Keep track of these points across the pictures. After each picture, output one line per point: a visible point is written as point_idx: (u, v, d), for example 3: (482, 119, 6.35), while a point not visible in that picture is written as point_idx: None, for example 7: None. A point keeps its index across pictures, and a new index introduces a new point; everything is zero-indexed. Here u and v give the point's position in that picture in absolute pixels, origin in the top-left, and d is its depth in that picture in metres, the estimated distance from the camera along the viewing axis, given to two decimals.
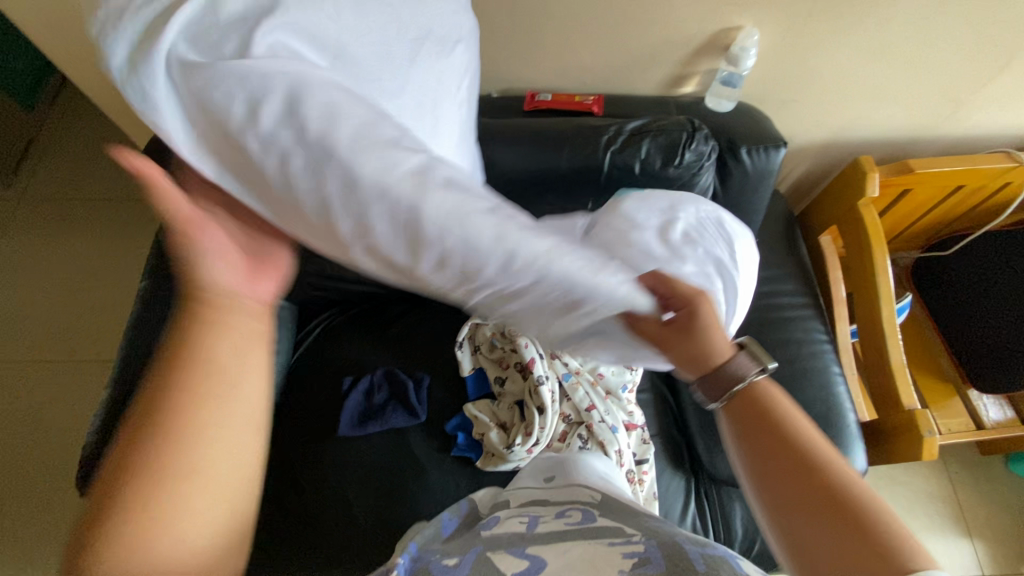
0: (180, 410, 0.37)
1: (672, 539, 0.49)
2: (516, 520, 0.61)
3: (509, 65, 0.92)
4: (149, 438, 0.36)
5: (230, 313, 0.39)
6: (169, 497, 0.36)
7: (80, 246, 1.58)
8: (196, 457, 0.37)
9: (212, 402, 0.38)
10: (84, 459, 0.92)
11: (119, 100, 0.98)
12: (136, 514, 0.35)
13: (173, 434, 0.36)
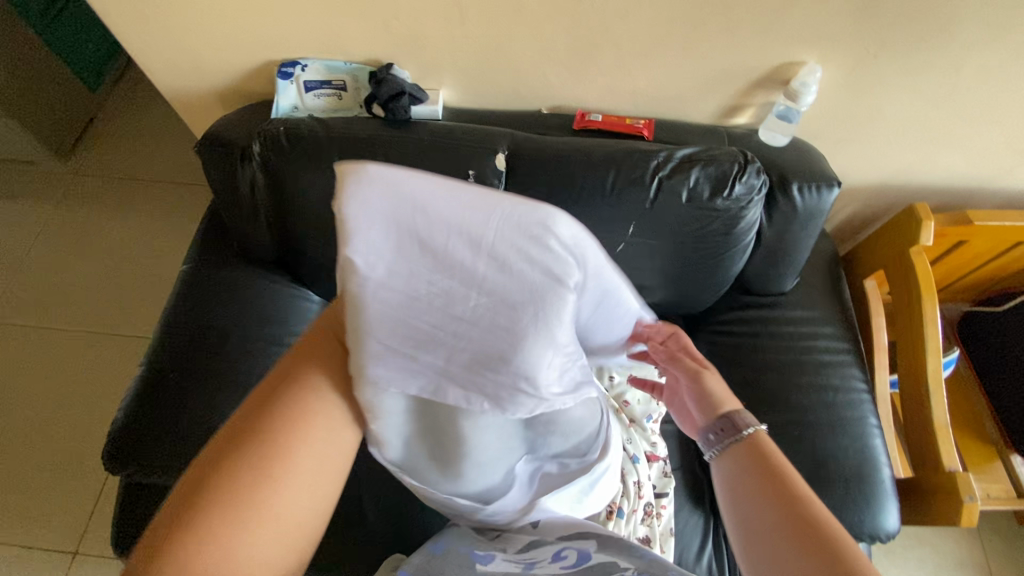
0: (268, 446, 0.54)
1: (657, 571, 0.55)
2: (509, 561, 0.63)
3: (562, 83, 0.92)
4: (240, 471, 0.52)
5: (312, 396, 0.58)
6: (246, 518, 0.50)
7: (126, 225, 1.64)
8: (293, 457, 0.54)
9: (287, 453, 0.54)
10: (114, 435, 0.94)
11: (180, 89, 1.01)
12: (219, 527, 0.49)
13: (255, 471, 0.52)
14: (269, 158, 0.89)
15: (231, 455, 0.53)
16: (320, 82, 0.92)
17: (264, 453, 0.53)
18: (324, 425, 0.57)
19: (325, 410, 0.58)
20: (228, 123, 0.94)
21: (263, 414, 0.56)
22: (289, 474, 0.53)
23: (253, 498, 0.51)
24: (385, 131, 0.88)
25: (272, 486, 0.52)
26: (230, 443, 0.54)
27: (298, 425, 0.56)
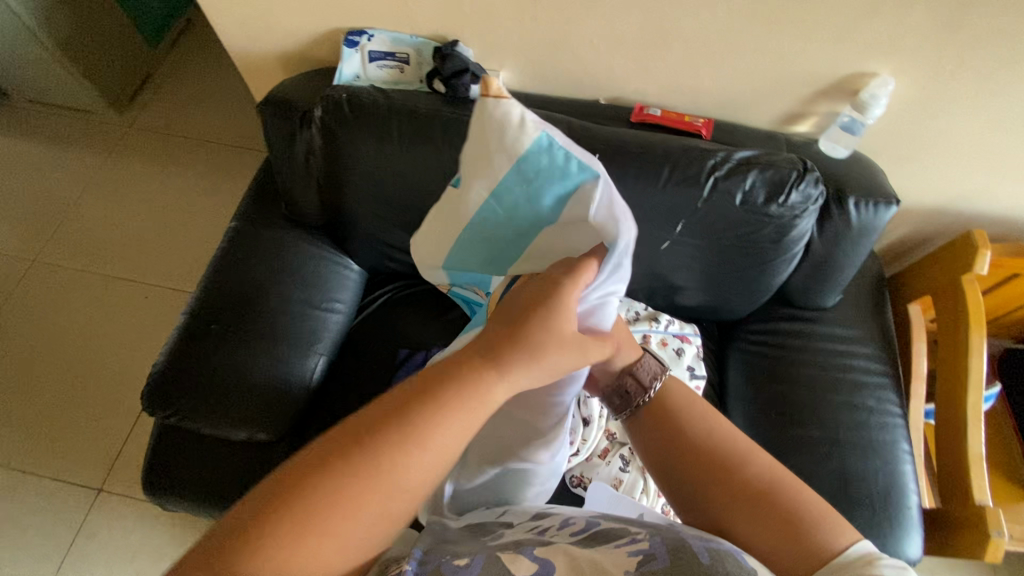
0: (384, 452, 0.43)
1: (675, 533, 0.53)
2: (522, 528, 0.59)
3: (624, 75, 0.92)
4: (361, 458, 0.42)
5: (455, 396, 0.46)
6: (329, 519, 0.41)
7: (173, 180, 1.68)
8: (401, 471, 0.43)
9: (416, 451, 0.44)
10: (154, 379, 0.97)
11: (247, 50, 1.03)
12: (312, 523, 0.40)
13: (376, 474, 0.42)
14: (328, 123, 0.91)
15: (359, 437, 0.43)
16: (384, 53, 0.93)
17: (392, 452, 0.43)
18: (452, 434, 0.45)
19: (463, 420, 0.46)
20: (291, 87, 0.96)
21: (407, 403, 0.45)
22: (404, 485, 0.43)
23: (347, 504, 0.41)
24: (445, 107, 0.89)
25: (385, 492, 0.43)
26: (364, 422, 0.44)
27: (430, 431, 0.44)
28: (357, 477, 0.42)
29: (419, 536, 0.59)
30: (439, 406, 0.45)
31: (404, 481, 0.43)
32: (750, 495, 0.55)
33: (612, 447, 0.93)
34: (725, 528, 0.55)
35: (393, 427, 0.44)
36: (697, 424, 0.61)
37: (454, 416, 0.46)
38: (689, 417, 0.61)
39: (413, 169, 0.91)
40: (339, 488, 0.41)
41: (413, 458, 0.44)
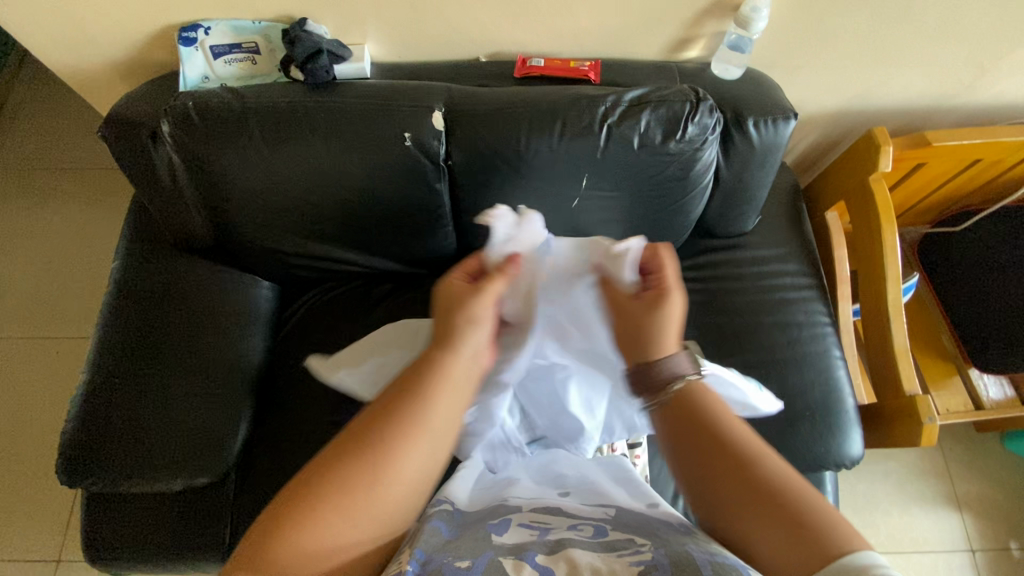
0: (390, 439, 0.51)
1: (681, 547, 0.51)
2: (523, 527, 0.58)
3: (499, 27, 0.84)
4: (344, 461, 0.49)
5: (453, 369, 0.57)
6: (348, 512, 0.48)
7: (55, 220, 1.52)
8: (396, 466, 0.51)
9: (411, 445, 0.51)
10: (65, 447, 0.89)
11: (77, 68, 0.90)
12: (324, 516, 0.48)
13: (374, 473, 0.50)
14: (180, 137, 0.81)
15: (364, 440, 0.51)
16: (228, 47, 0.82)
17: (397, 443, 0.51)
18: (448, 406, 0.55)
19: (451, 399, 0.55)
20: (132, 100, 0.85)
21: (399, 397, 0.54)
22: (401, 478, 0.51)
23: (367, 494, 0.49)
24: (310, 97, 0.80)
25: (391, 472, 0.50)
26: (355, 437, 0.51)
27: (406, 440, 0.51)
28: (353, 465, 0.49)
29: (416, 532, 0.55)
30: (419, 398, 0.53)
31: (399, 482, 0.51)
32: (741, 491, 0.51)
33: None
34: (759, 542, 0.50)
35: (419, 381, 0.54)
36: (722, 414, 0.56)
37: (445, 392, 0.55)
38: (714, 407, 0.57)
39: (291, 172, 0.83)
40: (337, 481, 0.49)
41: (405, 465, 0.51)
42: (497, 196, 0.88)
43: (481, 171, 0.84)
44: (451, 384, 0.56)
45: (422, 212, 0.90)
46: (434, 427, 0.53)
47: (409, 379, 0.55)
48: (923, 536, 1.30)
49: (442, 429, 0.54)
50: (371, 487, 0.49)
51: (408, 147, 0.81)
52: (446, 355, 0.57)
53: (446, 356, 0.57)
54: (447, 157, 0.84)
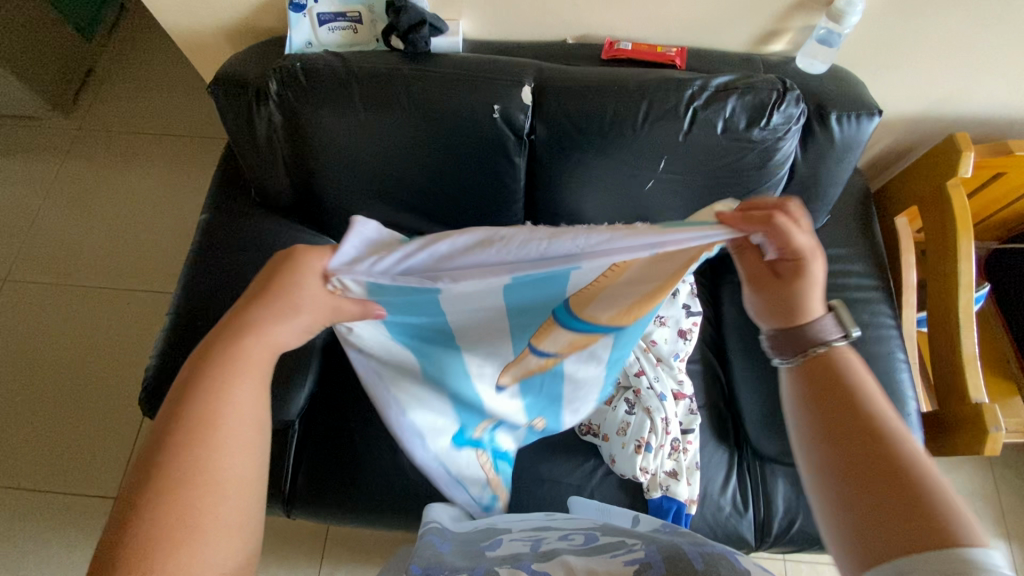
0: (182, 458, 0.46)
1: (674, 544, 0.57)
2: (517, 542, 0.65)
3: (591, 10, 0.87)
4: (159, 475, 0.45)
5: (248, 352, 0.50)
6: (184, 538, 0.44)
7: (136, 179, 1.61)
8: (211, 471, 0.46)
9: (213, 446, 0.47)
10: (148, 383, 0.95)
11: (190, 28, 0.97)
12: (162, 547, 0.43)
13: (183, 487, 0.45)
14: (285, 96, 0.86)
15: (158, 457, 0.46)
16: (334, 15, 0.87)
17: (191, 451, 0.46)
18: (248, 388, 0.50)
19: (257, 366, 0.51)
20: (240, 61, 0.90)
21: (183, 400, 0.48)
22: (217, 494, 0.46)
23: (186, 514, 0.44)
24: (407, 65, 0.84)
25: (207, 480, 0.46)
26: (150, 453, 0.46)
27: (208, 431, 0.47)
28: (164, 504, 0.44)
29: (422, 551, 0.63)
30: (222, 378, 0.49)
31: (217, 491, 0.46)
32: (876, 470, 0.48)
33: (617, 393, 0.94)
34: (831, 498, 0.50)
35: (196, 395, 0.48)
36: (856, 387, 0.53)
37: (242, 390, 0.49)
38: (853, 381, 0.54)
39: (381, 136, 0.87)
40: (151, 529, 0.43)
41: (223, 464, 0.47)
42: (574, 174, 0.91)
43: (563, 147, 0.87)
44: (248, 380, 0.50)
45: (500, 183, 0.93)
46: (251, 414, 0.50)
47: (192, 381, 0.49)
48: None
49: (259, 418, 0.51)
50: (181, 495, 0.45)
51: (496, 119, 0.84)
52: (252, 336, 0.50)
53: (238, 339, 0.50)
54: (530, 132, 0.87)
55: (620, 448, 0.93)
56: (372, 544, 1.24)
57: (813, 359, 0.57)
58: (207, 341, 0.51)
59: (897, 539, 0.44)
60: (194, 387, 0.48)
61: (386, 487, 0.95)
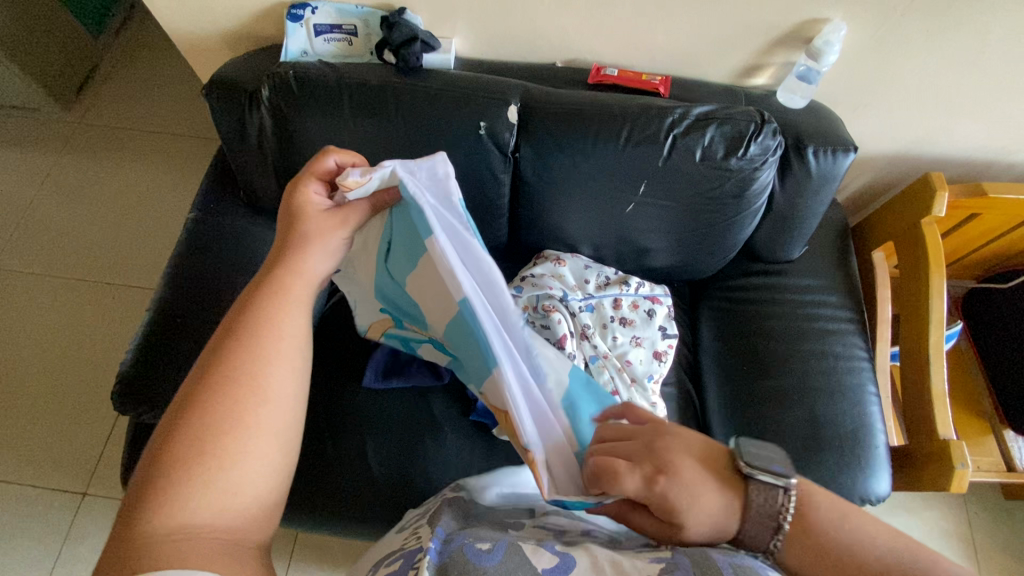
0: (238, 370, 0.53)
1: None
2: (540, 526, 0.68)
3: (580, 35, 0.90)
4: (212, 389, 0.51)
5: (293, 281, 0.61)
6: (234, 441, 0.50)
7: (131, 175, 1.63)
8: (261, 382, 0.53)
9: (263, 364, 0.54)
10: (122, 379, 0.95)
11: (191, 33, 0.99)
12: (216, 450, 0.49)
13: (237, 397, 0.52)
14: (276, 101, 0.87)
15: (213, 372, 0.53)
16: (330, 27, 0.90)
17: (245, 364, 0.54)
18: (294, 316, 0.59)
19: (301, 299, 0.61)
20: (236, 66, 0.92)
21: (233, 329, 0.56)
22: (265, 408, 0.53)
23: (238, 419, 0.51)
24: (398, 79, 0.86)
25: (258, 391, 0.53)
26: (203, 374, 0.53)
27: (256, 351, 0.55)
28: (214, 400, 0.51)
29: (445, 520, 0.66)
30: (270, 305, 0.58)
31: (265, 402, 0.53)
32: None
33: None
34: None
35: (248, 315, 0.57)
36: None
37: (288, 318, 0.58)
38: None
39: (368, 144, 0.88)
40: (202, 418, 0.50)
41: (275, 377, 0.55)
42: (557, 193, 0.92)
43: (547, 165, 0.89)
44: (291, 309, 0.59)
45: (484, 198, 0.95)
46: (295, 339, 0.58)
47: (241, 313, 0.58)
48: None
49: (301, 343, 0.59)
50: (236, 402, 0.51)
51: (482, 135, 0.86)
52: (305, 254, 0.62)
53: (283, 272, 0.61)
54: (515, 149, 0.89)
55: None
56: (340, 554, 1.23)
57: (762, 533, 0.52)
58: (259, 278, 0.61)
59: None
60: (247, 312, 0.57)
61: (355, 493, 0.95)
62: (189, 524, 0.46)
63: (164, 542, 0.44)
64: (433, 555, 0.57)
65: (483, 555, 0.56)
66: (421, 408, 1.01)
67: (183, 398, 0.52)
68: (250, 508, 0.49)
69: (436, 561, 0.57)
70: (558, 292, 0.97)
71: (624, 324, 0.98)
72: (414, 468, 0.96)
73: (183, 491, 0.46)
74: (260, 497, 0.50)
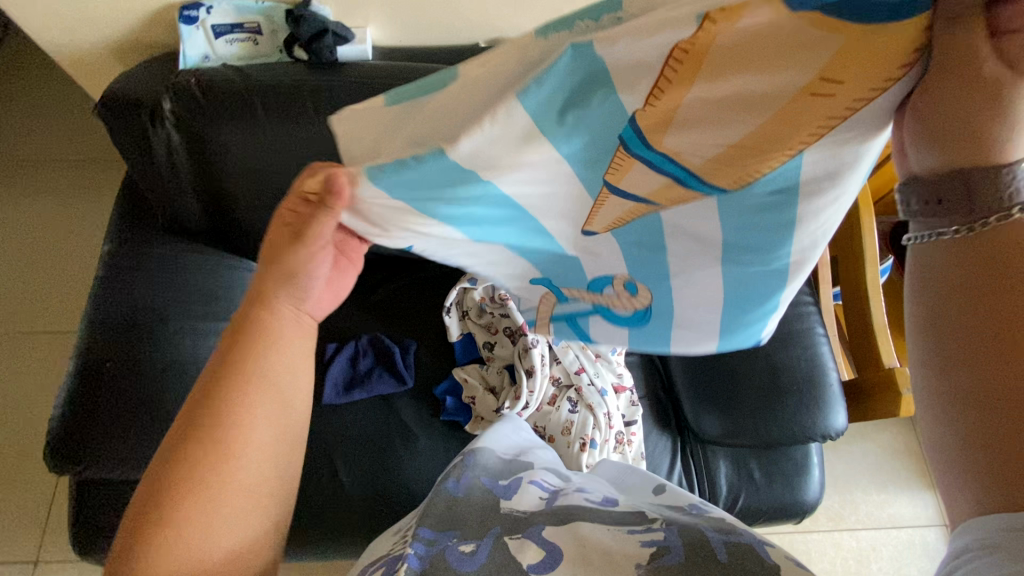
0: (217, 423, 0.46)
1: (696, 527, 0.59)
2: (534, 497, 0.67)
3: (500, 12, 0.87)
4: (189, 445, 0.45)
5: (283, 323, 0.50)
6: (206, 506, 0.45)
7: (33, 212, 1.48)
8: (240, 443, 0.46)
9: (243, 417, 0.47)
10: (54, 436, 0.87)
11: (71, 47, 0.89)
12: (185, 514, 0.44)
13: (212, 456, 0.45)
14: (180, 116, 0.80)
15: (194, 416, 0.47)
16: (231, 26, 0.83)
17: (226, 415, 0.47)
18: (285, 363, 0.50)
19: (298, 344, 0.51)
20: (127, 77, 0.83)
21: (221, 366, 0.48)
22: (239, 476, 0.46)
23: (211, 482, 0.45)
24: (315, 76, 0.81)
25: (234, 452, 0.46)
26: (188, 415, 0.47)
27: (238, 405, 0.47)
28: (191, 454, 0.45)
29: (432, 505, 0.64)
30: (257, 347, 0.49)
31: (240, 469, 0.46)
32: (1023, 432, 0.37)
33: (559, 392, 0.96)
34: (942, 432, 0.41)
35: (235, 355, 0.48)
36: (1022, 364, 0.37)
37: (278, 366, 0.49)
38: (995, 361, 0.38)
39: (291, 151, 0.83)
40: (177, 471, 0.45)
41: (253, 433, 0.47)
42: None
43: None
44: (281, 355, 0.50)
45: None
46: (278, 396, 0.49)
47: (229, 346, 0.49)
48: (902, 512, 1.36)
49: (285, 401, 0.50)
50: (208, 469, 0.45)
51: None
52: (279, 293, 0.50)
53: (267, 311, 0.49)
54: None
55: (566, 446, 0.93)
56: None
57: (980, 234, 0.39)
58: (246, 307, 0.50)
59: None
60: (240, 381, 0.47)
61: (329, 514, 0.91)
62: None
63: None
64: (412, 561, 0.54)
65: (465, 558, 0.55)
66: (390, 416, 0.98)
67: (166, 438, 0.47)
68: (224, 568, 0.45)
69: (418, 566, 0.54)
70: None
71: None
72: (389, 478, 0.93)
73: (156, 557, 0.43)
74: (238, 558, 0.46)
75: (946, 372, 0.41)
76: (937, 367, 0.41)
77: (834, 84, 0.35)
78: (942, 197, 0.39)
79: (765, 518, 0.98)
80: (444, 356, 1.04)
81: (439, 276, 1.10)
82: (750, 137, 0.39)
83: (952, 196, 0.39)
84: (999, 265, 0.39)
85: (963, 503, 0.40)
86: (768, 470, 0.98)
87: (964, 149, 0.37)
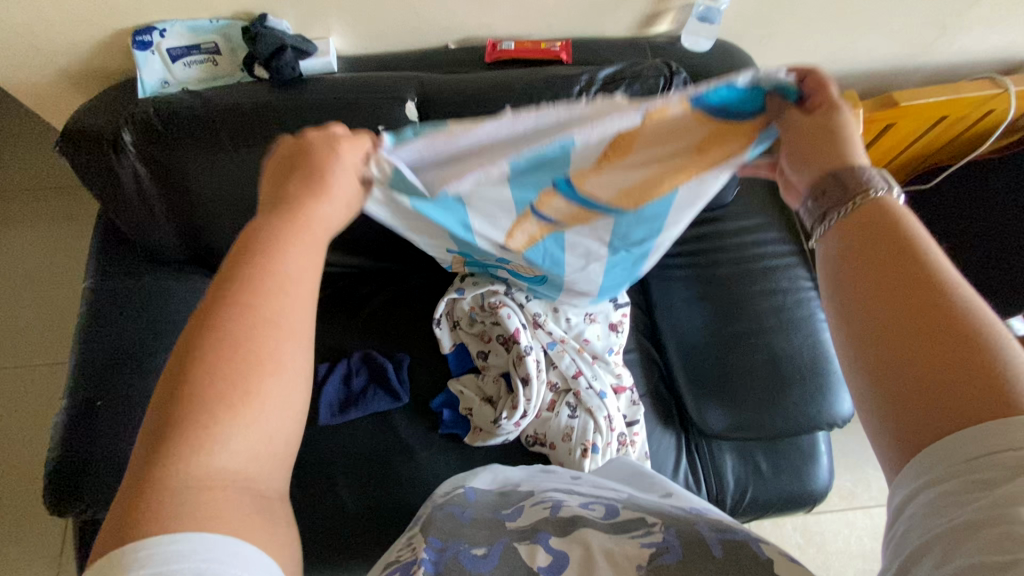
0: (248, 306, 0.40)
1: (691, 527, 0.56)
2: (537, 508, 0.64)
3: (468, 12, 0.83)
4: (212, 335, 0.39)
5: (314, 208, 0.45)
6: (244, 401, 0.38)
7: (17, 246, 1.46)
8: (272, 330, 0.40)
9: (267, 302, 0.40)
10: (51, 480, 0.86)
11: (27, 81, 0.86)
12: (212, 415, 0.37)
13: (240, 337, 0.39)
14: (145, 148, 0.78)
15: (221, 305, 0.40)
16: (187, 49, 0.79)
17: (251, 304, 0.40)
18: (314, 254, 0.44)
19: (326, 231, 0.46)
20: (88, 110, 0.80)
21: (247, 257, 0.42)
22: (277, 361, 0.40)
23: (247, 377, 0.38)
24: (276, 96, 0.78)
25: (270, 338, 0.40)
26: (208, 304, 0.40)
27: (264, 289, 0.41)
28: (218, 345, 0.38)
29: (438, 521, 0.62)
30: (286, 235, 0.43)
31: (276, 358, 0.40)
32: (940, 386, 0.37)
33: (557, 398, 0.94)
34: (870, 392, 0.41)
35: (263, 237, 0.43)
36: (962, 310, 0.39)
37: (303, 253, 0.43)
38: (910, 269, 0.41)
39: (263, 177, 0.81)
40: (203, 368, 0.38)
41: (285, 318, 0.41)
42: None
43: None
44: (309, 244, 0.44)
45: None
46: (306, 295, 0.43)
47: (257, 232, 0.43)
48: None
49: (315, 290, 0.44)
50: (238, 361, 0.38)
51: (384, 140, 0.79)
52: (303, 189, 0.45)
53: (302, 194, 0.45)
54: None
55: (567, 455, 0.92)
56: None
57: (870, 214, 0.45)
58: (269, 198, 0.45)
59: (955, 401, 0.36)
60: (251, 273, 0.41)
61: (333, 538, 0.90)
62: (194, 502, 0.35)
63: (166, 512, 0.34)
64: (426, 565, 0.52)
65: (478, 561, 0.53)
66: (388, 432, 0.97)
67: (189, 327, 0.40)
68: (265, 471, 0.39)
69: (433, 569, 0.52)
70: (502, 286, 0.95)
71: (575, 304, 0.97)
72: (391, 496, 0.92)
73: (180, 466, 0.35)
74: (272, 464, 0.40)
75: (870, 339, 0.41)
76: (858, 330, 0.42)
77: (711, 148, 0.54)
78: (833, 197, 0.46)
79: (775, 508, 0.97)
80: (439, 369, 1.02)
81: (428, 286, 1.08)
82: (675, 167, 0.56)
83: (834, 194, 0.46)
84: (887, 251, 0.43)
85: (896, 456, 0.39)
86: (776, 462, 0.97)
87: (816, 154, 0.49)
